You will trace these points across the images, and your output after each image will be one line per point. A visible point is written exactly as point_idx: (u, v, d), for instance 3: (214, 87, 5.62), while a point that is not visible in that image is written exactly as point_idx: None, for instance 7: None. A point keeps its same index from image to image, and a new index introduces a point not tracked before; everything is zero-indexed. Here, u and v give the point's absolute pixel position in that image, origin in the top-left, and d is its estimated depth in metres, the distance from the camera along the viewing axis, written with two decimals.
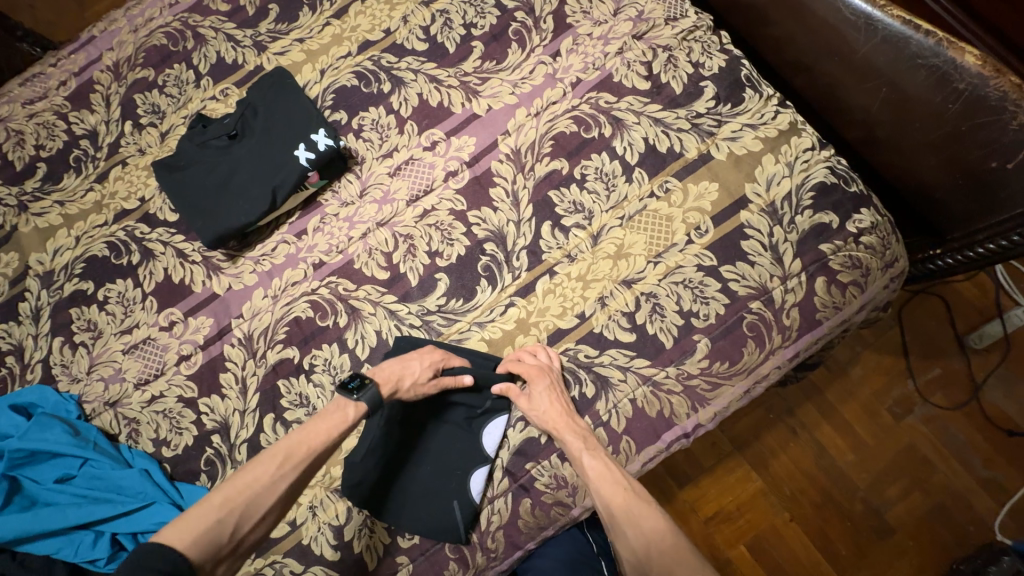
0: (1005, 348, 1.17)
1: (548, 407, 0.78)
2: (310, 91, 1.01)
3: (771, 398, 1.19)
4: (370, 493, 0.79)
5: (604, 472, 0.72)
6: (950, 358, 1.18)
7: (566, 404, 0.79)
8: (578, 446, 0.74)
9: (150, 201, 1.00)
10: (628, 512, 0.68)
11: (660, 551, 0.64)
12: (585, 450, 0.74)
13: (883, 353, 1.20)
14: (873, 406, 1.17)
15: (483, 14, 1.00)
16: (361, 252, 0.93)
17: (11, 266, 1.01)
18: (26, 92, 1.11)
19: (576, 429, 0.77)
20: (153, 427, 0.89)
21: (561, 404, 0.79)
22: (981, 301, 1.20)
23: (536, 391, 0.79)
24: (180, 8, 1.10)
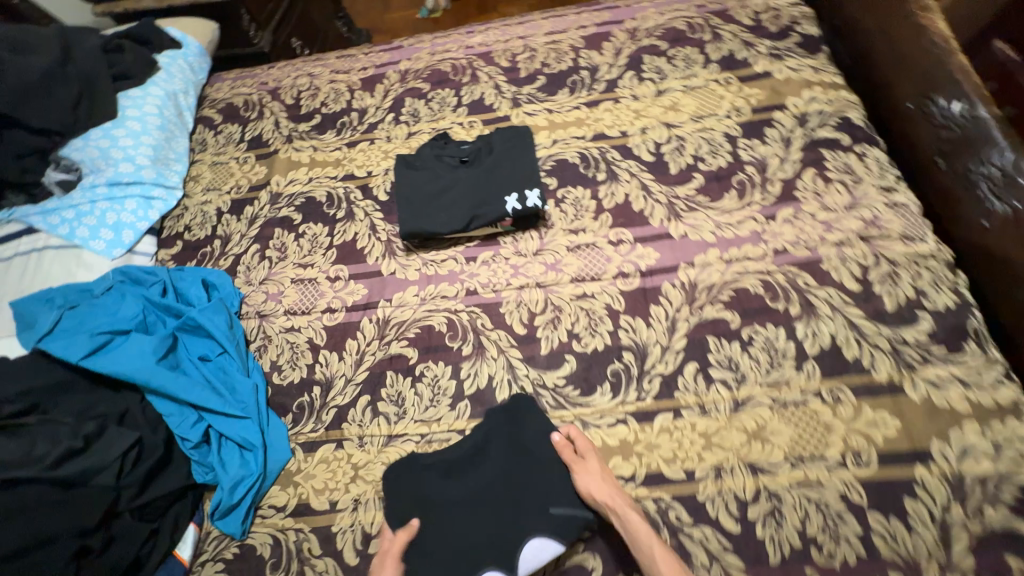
0: None
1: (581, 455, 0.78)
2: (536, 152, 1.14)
3: None
4: (408, 504, 0.79)
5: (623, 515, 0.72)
6: None
7: (604, 476, 0.76)
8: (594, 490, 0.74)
9: (374, 177, 1.18)
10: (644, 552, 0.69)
11: None
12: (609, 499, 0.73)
13: None
14: None
15: (715, 155, 1.06)
16: (512, 301, 0.98)
17: (258, 176, 1.25)
18: (337, 63, 1.42)
19: (606, 481, 0.75)
20: (277, 351, 1.00)
21: (592, 481, 0.75)
22: None
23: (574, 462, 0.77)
24: (472, 51, 1.34)
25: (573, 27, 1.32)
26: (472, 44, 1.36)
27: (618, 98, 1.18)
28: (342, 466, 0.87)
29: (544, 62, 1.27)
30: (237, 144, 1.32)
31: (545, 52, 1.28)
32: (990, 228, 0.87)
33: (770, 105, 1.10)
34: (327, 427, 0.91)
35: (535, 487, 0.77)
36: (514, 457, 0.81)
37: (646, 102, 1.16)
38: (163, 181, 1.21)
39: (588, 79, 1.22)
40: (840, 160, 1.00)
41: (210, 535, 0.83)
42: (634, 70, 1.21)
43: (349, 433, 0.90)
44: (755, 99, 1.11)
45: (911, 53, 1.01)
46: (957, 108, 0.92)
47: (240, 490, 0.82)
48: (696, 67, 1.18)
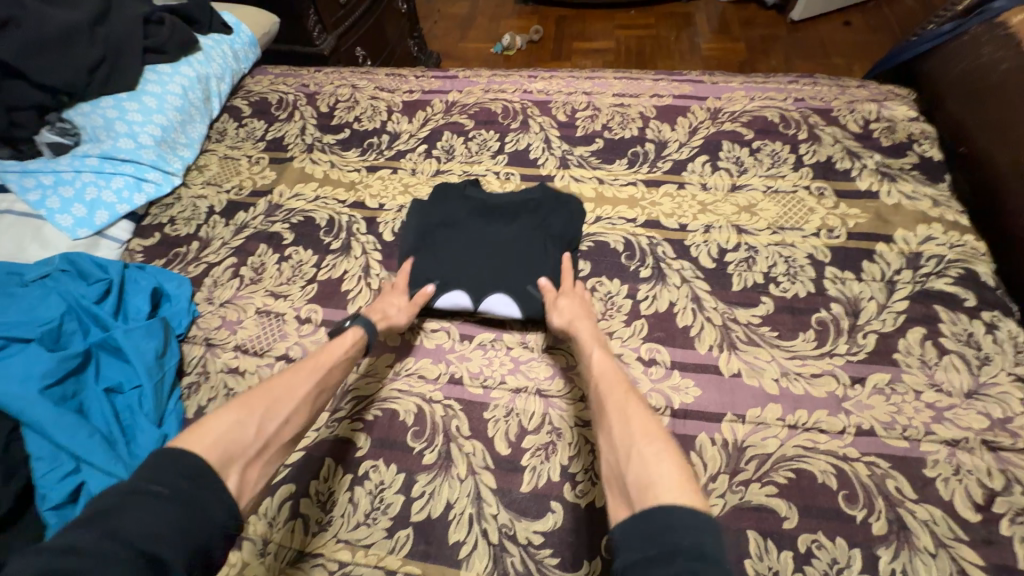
0: None
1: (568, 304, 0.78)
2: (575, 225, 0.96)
3: None
4: (439, 219, 0.91)
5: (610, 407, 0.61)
6: None
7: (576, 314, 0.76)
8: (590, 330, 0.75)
9: (384, 211, 1.03)
10: (626, 435, 0.57)
11: (652, 495, 0.49)
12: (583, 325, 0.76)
13: None
14: None
15: (793, 279, 0.85)
16: (502, 405, 0.77)
17: (264, 181, 1.12)
18: (384, 80, 1.31)
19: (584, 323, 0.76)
20: (208, 395, 0.81)
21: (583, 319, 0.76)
22: None
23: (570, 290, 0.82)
24: (529, 97, 1.20)
25: (647, 93, 1.16)
26: (530, 89, 1.22)
27: (684, 184, 0.99)
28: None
29: (606, 125, 1.11)
30: (256, 142, 1.21)
31: (610, 114, 1.12)
32: None
33: (870, 234, 0.89)
34: None
35: (533, 245, 0.84)
36: (549, 213, 0.89)
37: (716, 195, 0.97)
38: (162, 164, 1.09)
39: (653, 154, 1.04)
40: (960, 325, 0.77)
41: None
42: (709, 155, 1.03)
43: (252, 533, 0.69)
44: (852, 221, 0.91)
45: None
46: None
47: None
48: (783, 168, 0.99)
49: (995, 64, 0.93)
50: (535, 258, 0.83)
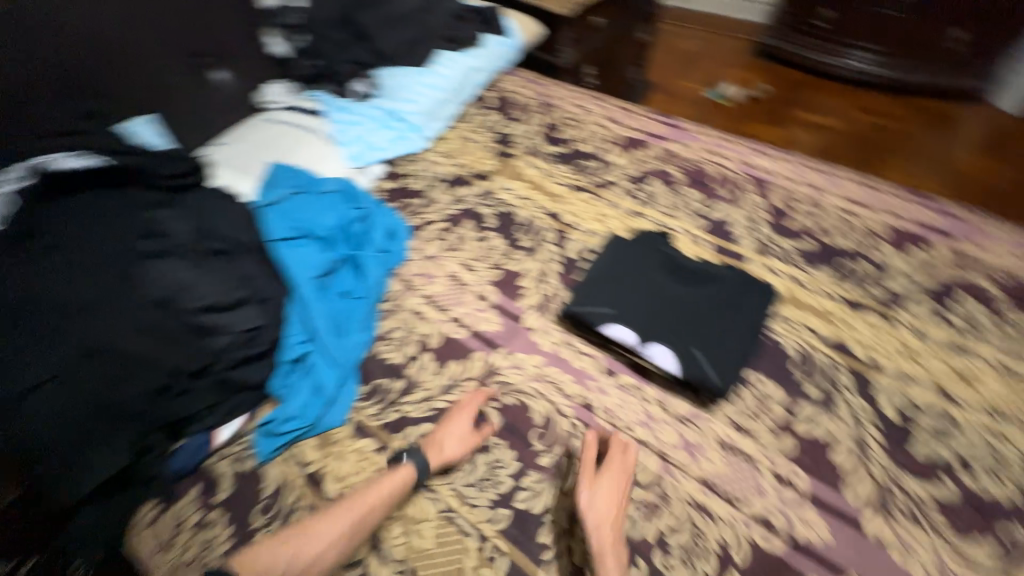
0: None
1: (602, 498, 0.74)
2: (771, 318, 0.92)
3: None
4: (628, 260, 0.97)
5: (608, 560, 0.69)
6: None
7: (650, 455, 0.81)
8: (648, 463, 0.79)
9: (575, 230, 1.14)
10: None
11: None
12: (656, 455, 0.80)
13: None
14: None
15: (994, 477, 0.74)
16: (622, 449, 0.82)
17: (486, 168, 1.31)
18: (613, 113, 1.42)
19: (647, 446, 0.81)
20: (394, 323, 1.00)
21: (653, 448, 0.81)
22: None
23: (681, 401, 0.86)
24: (749, 172, 1.20)
25: (883, 209, 1.08)
26: (754, 163, 1.22)
27: (893, 319, 0.91)
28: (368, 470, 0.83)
29: (824, 227, 1.06)
30: (489, 132, 1.41)
31: (832, 218, 1.07)
32: None
33: None
34: (383, 424, 0.88)
35: (710, 320, 0.86)
36: (737, 298, 0.90)
37: (930, 346, 0.87)
38: (420, 130, 1.36)
39: (866, 275, 0.97)
40: None
41: (243, 437, 0.86)
42: (937, 301, 0.92)
43: (395, 446, 0.86)
44: None
45: None
46: None
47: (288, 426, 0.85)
48: None
49: None
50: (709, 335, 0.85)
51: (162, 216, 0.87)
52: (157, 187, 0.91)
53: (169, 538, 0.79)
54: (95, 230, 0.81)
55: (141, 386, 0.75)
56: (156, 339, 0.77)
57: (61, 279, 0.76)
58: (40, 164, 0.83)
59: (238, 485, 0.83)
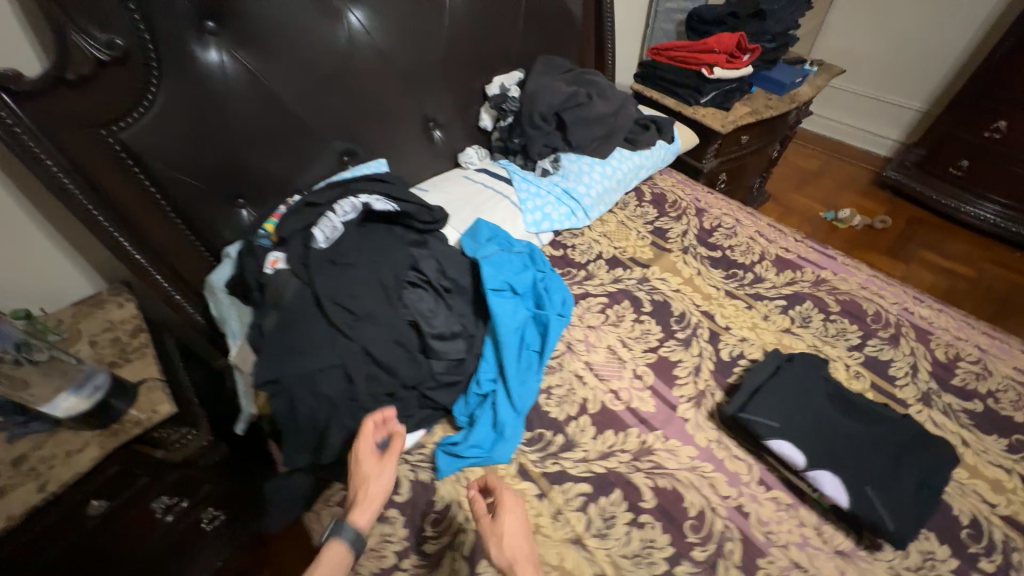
0: None
1: (508, 525, 0.81)
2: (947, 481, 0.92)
3: None
4: (793, 378, 1.02)
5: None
6: None
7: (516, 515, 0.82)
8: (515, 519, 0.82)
9: (728, 335, 1.22)
10: None
11: None
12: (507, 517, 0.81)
13: None
14: None
15: None
16: (778, 566, 0.84)
17: (643, 255, 1.45)
18: (766, 229, 1.53)
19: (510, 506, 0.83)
20: (558, 381, 1.12)
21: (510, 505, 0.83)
22: None
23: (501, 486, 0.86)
24: (908, 317, 1.23)
25: None
26: (912, 310, 1.26)
27: None
28: (529, 513, 0.91)
29: (992, 393, 1.06)
30: (646, 223, 1.57)
31: (1000, 385, 1.08)
32: None
33: None
34: (544, 474, 0.97)
35: (882, 461, 0.88)
36: (912, 445, 0.91)
37: None
38: (587, 210, 1.52)
39: None
40: None
41: (422, 447, 1.00)
42: None
43: (553, 497, 0.93)
44: None
45: None
46: None
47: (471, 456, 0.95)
48: None
49: None
50: (882, 473, 0.87)
51: (425, 252, 1.05)
52: (424, 228, 1.09)
53: None
54: (378, 253, 0.99)
55: (382, 388, 0.89)
56: (402, 355, 0.92)
57: (348, 287, 0.92)
58: (365, 203, 1.04)
59: (414, 492, 0.93)
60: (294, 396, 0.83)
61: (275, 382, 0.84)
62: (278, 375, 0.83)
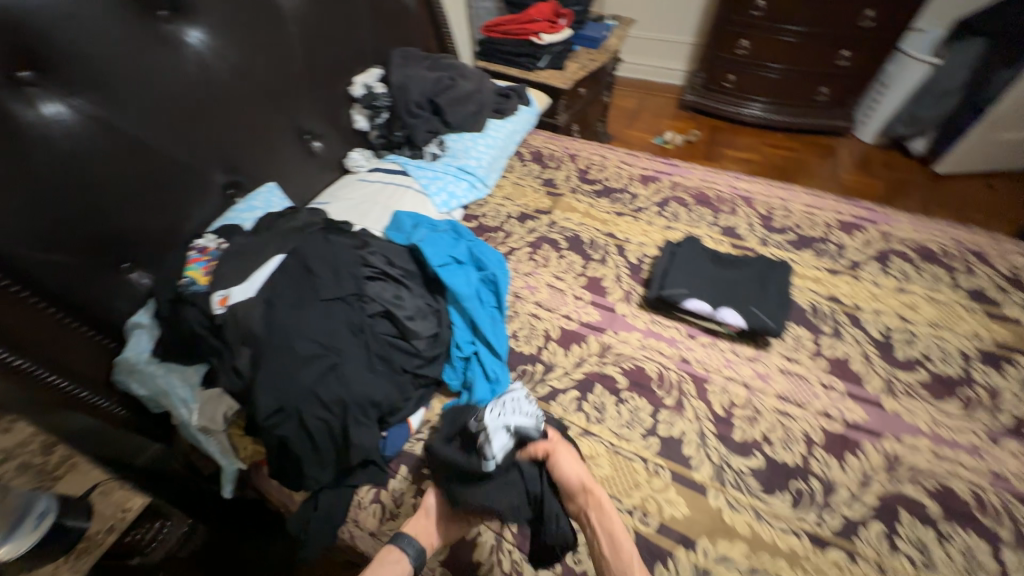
0: None
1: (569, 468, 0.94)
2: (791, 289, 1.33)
3: None
4: (684, 256, 1.34)
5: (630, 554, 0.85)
6: None
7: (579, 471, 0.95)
8: (601, 500, 0.92)
9: (629, 244, 1.50)
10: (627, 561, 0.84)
11: None
12: (579, 478, 0.93)
13: None
14: None
15: (946, 362, 1.15)
16: (719, 385, 1.14)
17: (543, 205, 1.66)
18: (626, 157, 1.86)
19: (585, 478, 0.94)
20: (520, 325, 1.28)
21: (577, 472, 0.94)
22: None
23: (562, 455, 0.96)
24: (737, 192, 1.66)
25: (830, 208, 1.57)
26: (737, 186, 1.69)
27: (859, 277, 1.35)
28: None
29: (798, 223, 1.52)
30: (536, 179, 1.78)
31: (801, 217, 1.54)
32: None
33: (1015, 347, 1.17)
34: (539, 397, 1.13)
35: (752, 289, 1.24)
36: (765, 271, 1.28)
37: (885, 291, 1.31)
38: (485, 180, 1.67)
39: (834, 251, 1.43)
40: None
41: (428, 421, 1.10)
42: (880, 262, 1.39)
43: (554, 411, 1.10)
44: (998, 336, 1.20)
45: None
46: None
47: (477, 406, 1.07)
48: (943, 285, 1.32)
49: None
50: (754, 296, 1.23)
51: (554, 533, 0.87)
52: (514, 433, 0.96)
53: (394, 508, 0.99)
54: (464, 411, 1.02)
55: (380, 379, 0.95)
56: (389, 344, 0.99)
57: (319, 297, 0.94)
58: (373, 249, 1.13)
59: None
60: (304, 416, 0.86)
61: (281, 411, 0.86)
62: (283, 402, 0.85)
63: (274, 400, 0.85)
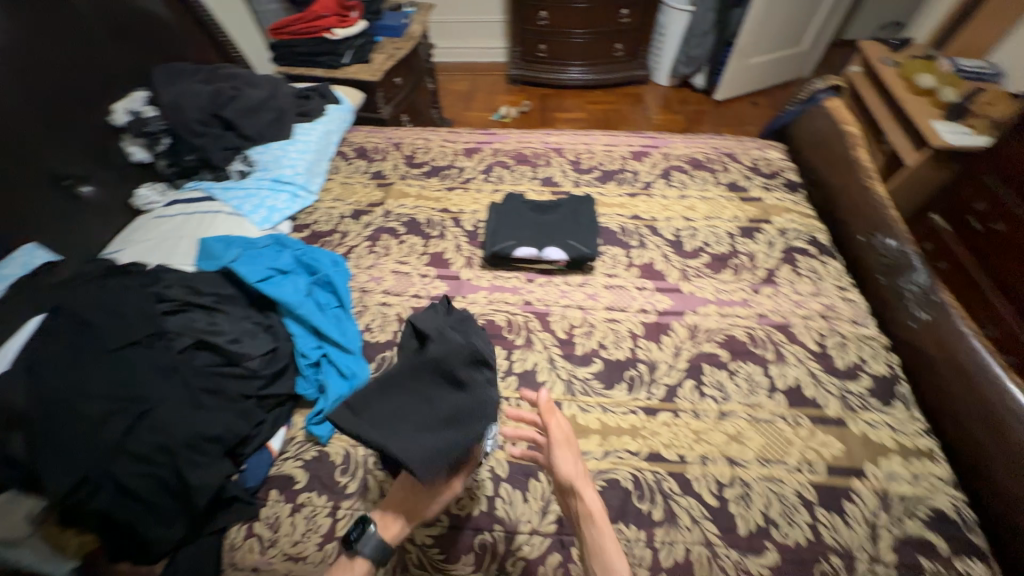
0: None
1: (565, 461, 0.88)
2: (602, 218, 1.53)
3: None
4: (508, 212, 1.46)
5: (608, 550, 0.80)
6: None
7: (578, 468, 0.88)
8: (593, 506, 0.83)
9: (464, 214, 1.58)
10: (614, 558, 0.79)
11: None
12: (578, 481, 0.86)
13: None
14: None
15: (719, 243, 1.44)
16: (559, 314, 1.28)
17: (375, 197, 1.65)
18: (447, 136, 1.93)
19: (591, 492, 0.85)
20: (371, 316, 1.28)
21: (570, 468, 0.87)
22: None
23: (559, 448, 0.89)
24: (549, 146, 1.84)
25: (623, 144, 1.83)
26: (549, 141, 1.87)
27: (652, 194, 1.60)
28: None
29: (600, 162, 1.74)
30: (363, 174, 1.75)
31: (602, 156, 1.77)
32: (916, 328, 1.20)
33: (761, 218, 1.51)
34: None
35: (567, 225, 1.41)
36: (576, 209, 1.46)
37: (672, 200, 1.58)
38: (307, 186, 1.60)
39: (630, 178, 1.67)
40: (808, 263, 1.37)
41: (293, 439, 1.05)
42: (665, 178, 1.66)
43: None
44: (750, 213, 1.52)
45: (863, 206, 1.46)
46: (892, 244, 1.33)
47: (338, 404, 1.06)
48: (710, 185, 1.63)
49: (831, 133, 1.67)
50: (570, 230, 1.39)
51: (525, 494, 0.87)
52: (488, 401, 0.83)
53: (270, 536, 0.92)
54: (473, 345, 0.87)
55: (204, 413, 0.91)
56: (208, 376, 0.97)
57: (108, 350, 0.91)
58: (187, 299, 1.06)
59: (311, 471, 1.00)
60: (112, 479, 0.80)
61: (83, 483, 0.78)
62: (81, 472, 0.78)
63: (70, 472, 0.78)
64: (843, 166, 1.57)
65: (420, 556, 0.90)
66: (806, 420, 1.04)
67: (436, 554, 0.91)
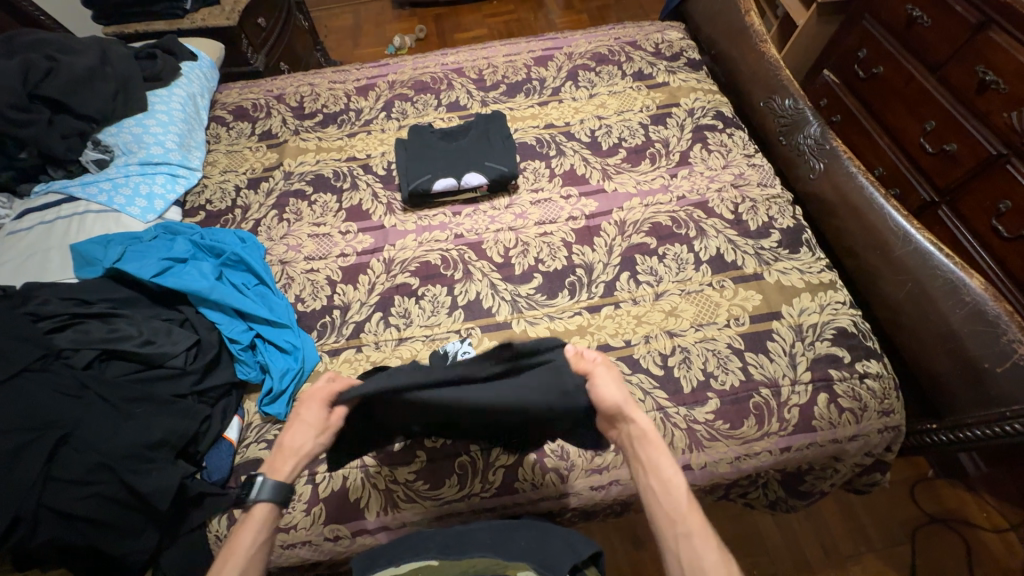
0: (967, 558, 1.32)
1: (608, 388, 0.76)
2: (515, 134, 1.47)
3: (745, 522, 1.40)
4: (417, 147, 1.38)
5: (666, 467, 0.71)
6: (918, 535, 1.36)
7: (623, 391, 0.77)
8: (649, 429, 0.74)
9: (373, 159, 1.46)
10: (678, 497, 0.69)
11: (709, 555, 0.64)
12: (627, 404, 0.75)
13: (851, 525, 1.38)
14: (841, 557, 1.34)
15: (633, 136, 1.44)
16: (491, 240, 1.26)
17: (269, 160, 1.48)
18: (334, 76, 1.73)
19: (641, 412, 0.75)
20: (300, 286, 1.20)
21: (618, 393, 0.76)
22: (960, 507, 1.40)
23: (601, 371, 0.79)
24: (448, 68, 1.70)
25: (526, 51, 1.72)
26: (446, 62, 1.72)
27: (562, 100, 1.55)
28: (362, 364, 1.08)
29: (504, 75, 1.64)
30: (248, 137, 1.56)
31: (505, 68, 1.66)
32: (815, 178, 1.29)
33: (669, 103, 1.51)
34: (348, 337, 1.12)
35: (481, 148, 1.35)
36: (488, 130, 1.40)
37: (583, 102, 1.54)
38: (186, 162, 1.40)
39: (538, 87, 1.60)
40: (717, 138, 1.41)
41: (250, 425, 1.01)
42: (572, 80, 1.60)
43: (367, 340, 1.11)
44: (659, 99, 1.52)
45: (759, 70, 1.50)
46: (788, 104, 1.39)
47: (286, 379, 1.02)
48: (617, 79, 1.59)
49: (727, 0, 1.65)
50: (487, 152, 1.34)
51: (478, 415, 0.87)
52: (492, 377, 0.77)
53: None
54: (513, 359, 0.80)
55: (133, 424, 0.87)
56: (125, 386, 0.91)
57: None
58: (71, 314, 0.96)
59: None
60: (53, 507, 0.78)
61: (25, 517, 0.77)
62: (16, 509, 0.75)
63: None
64: (738, 33, 1.58)
65: (407, 491, 0.95)
66: (728, 282, 1.14)
67: (421, 485, 0.95)
